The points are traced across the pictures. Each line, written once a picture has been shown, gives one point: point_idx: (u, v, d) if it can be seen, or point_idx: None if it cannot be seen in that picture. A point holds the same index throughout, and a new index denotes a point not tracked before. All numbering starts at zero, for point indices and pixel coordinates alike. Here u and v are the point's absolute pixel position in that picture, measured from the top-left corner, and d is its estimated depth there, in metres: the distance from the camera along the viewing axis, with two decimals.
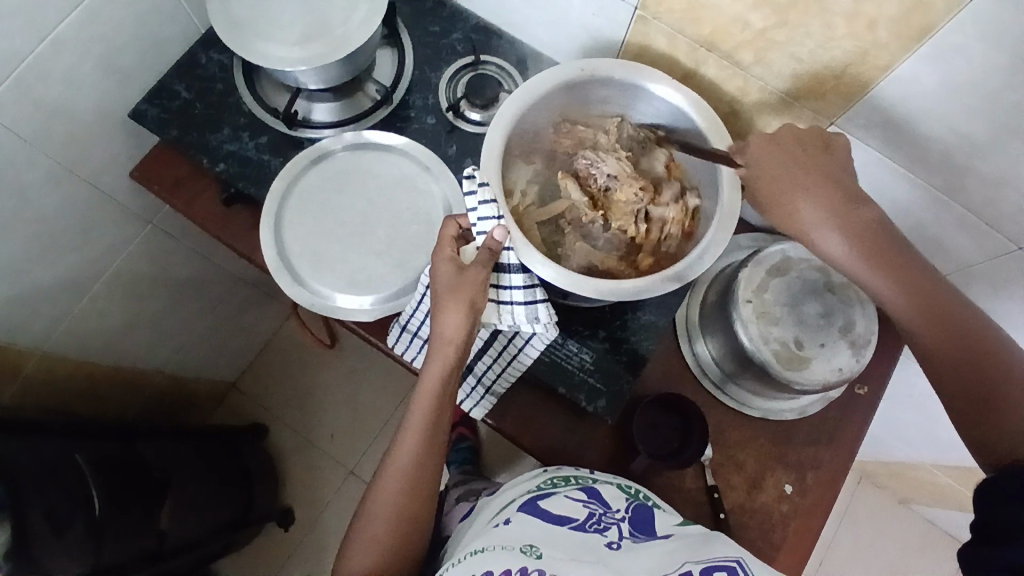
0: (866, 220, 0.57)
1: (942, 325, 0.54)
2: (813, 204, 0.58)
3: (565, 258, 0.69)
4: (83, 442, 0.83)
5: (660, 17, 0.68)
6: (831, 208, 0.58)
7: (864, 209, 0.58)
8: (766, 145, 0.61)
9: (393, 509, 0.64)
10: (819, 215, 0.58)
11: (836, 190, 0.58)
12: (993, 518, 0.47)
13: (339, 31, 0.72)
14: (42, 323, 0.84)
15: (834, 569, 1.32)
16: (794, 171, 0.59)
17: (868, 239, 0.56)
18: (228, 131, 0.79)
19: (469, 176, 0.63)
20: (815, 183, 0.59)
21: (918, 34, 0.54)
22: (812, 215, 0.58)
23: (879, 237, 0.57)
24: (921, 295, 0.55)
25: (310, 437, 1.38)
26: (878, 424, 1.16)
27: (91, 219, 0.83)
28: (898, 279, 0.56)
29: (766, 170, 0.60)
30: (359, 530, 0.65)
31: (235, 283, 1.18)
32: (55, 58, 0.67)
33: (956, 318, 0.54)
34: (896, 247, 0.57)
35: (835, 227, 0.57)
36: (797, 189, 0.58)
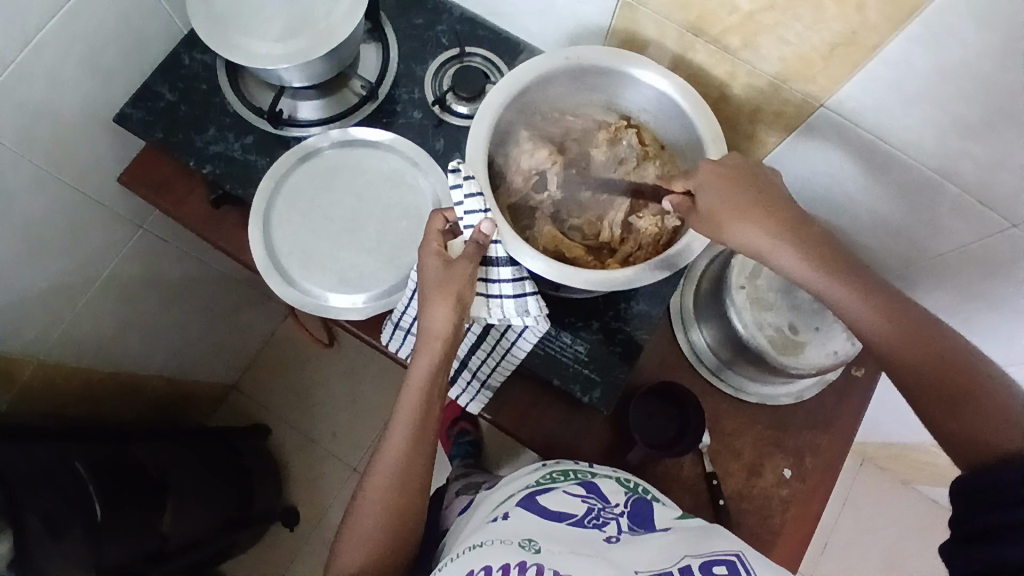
0: (819, 240, 0.56)
1: (900, 337, 0.52)
2: (756, 228, 0.57)
3: (534, 239, 0.71)
4: (81, 448, 0.83)
5: (645, 3, 0.67)
6: (775, 230, 0.56)
7: (814, 229, 0.56)
8: (714, 169, 0.60)
9: (383, 506, 0.64)
10: (767, 238, 0.56)
11: (780, 211, 0.57)
12: (976, 519, 0.44)
13: (322, 26, 0.71)
14: (35, 329, 0.84)
15: (837, 552, 1.32)
16: (742, 193, 0.58)
17: (820, 258, 0.55)
18: (214, 131, 0.79)
19: (456, 169, 0.62)
20: (756, 207, 0.57)
21: (906, 14, 0.53)
22: (755, 240, 0.57)
23: (835, 256, 0.55)
24: (883, 310, 0.53)
25: (311, 436, 1.39)
26: (876, 406, 1.16)
27: (79, 224, 0.82)
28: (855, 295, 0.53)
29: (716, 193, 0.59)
30: (349, 526, 0.65)
31: (229, 284, 1.17)
32: (37, 63, 0.67)
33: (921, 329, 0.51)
34: (855, 268, 0.54)
35: (783, 250, 0.56)
36: (739, 214, 0.57)
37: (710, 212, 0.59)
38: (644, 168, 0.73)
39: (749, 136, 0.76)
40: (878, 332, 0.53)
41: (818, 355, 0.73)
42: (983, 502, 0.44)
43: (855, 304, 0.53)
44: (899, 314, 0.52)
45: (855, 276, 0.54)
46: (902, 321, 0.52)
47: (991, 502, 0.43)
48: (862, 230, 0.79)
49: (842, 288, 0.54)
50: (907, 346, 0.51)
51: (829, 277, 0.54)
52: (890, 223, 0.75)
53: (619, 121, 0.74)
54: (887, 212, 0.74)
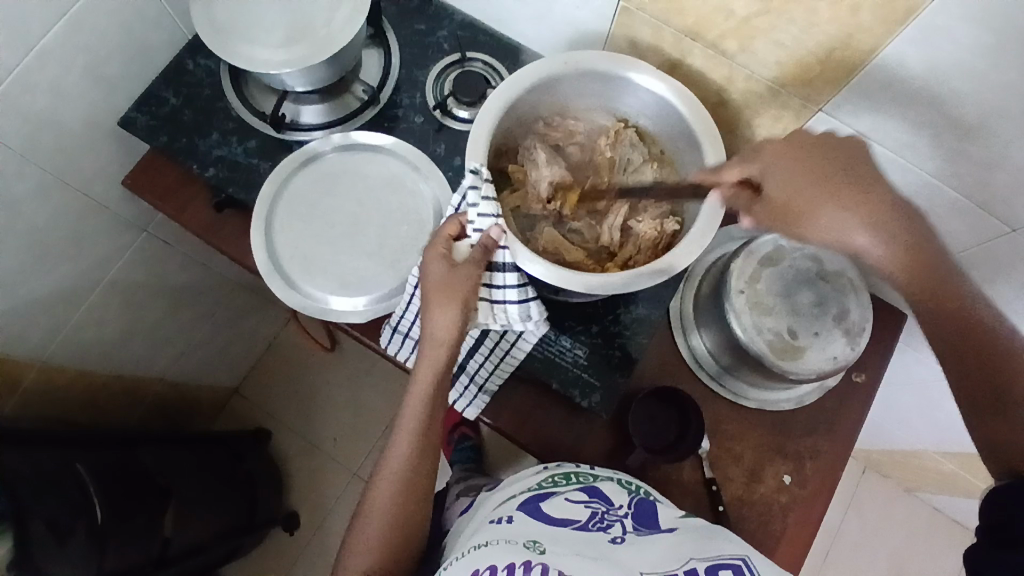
0: (906, 223, 0.50)
1: (960, 338, 0.51)
2: (846, 218, 0.51)
3: (532, 241, 0.72)
4: (85, 451, 0.84)
5: (643, 8, 0.67)
6: (873, 219, 0.51)
7: (907, 216, 0.51)
8: (783, 151, 0.55)
9: (386, 513, 0.64)
10: (854, 228, 0.51)
11: (869, 194, 0.51)
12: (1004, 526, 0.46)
13: (323, 31, 0.72)
14: (40, 332, 0.84)
15: (841, 559, 1.31)
16: (820, 178, 0.53)
17: (909, 252, 0.50)
18: (217, 136, 0.79)
19: (475, 171, 0.63)
20: (848, 191, 0.52)
21: (902, 16, 0.53)
22: (842, 230, 0.51)
23: (912, 244, 0.50)
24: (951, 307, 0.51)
25: (312, 440, 1.39)
26: (879, 412, 1.15)
27: (84, 228, 0.83)
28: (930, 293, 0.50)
29: (793, 178, 0.54)
30: (357, 531, 0.65)
31: (232, 288, 1.18)
32: (41, 70, 0.67)
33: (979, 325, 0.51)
34: (936, 258, 0.50)
35: (871, 239, 0.51)
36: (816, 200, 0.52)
37: (786, 201, 0.54)
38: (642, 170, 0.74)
39: (748, 141, 0.76)
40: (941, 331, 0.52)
41: (818, 359, 0.73)
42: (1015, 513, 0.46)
43: (926, 298, 0.51)
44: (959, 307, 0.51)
45: (930, 264, 0.50)
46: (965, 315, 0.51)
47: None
48: None
49: (917, 287, 0.50)
50: (967, 346, 0.51)
51: (911, 276, 0.50)
52: None
53: (616, 124, 0.74)
54: None
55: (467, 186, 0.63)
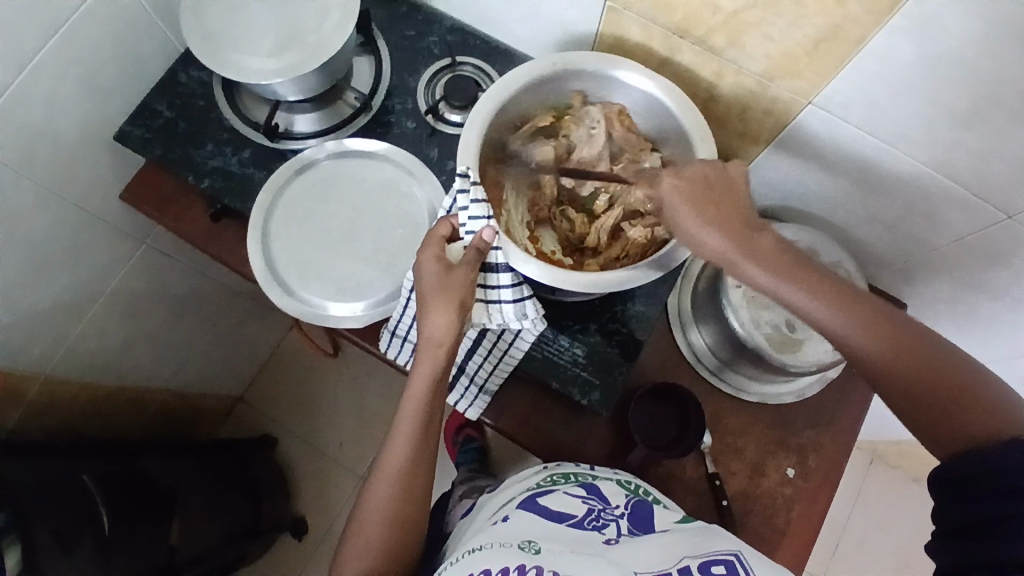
0: (771, 242, 0.53)
1: (866, 326, 0.50)
2: (716, 237, 0.54)
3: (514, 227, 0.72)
4: (88, 462, 0.83)
5: (630, 6, 0.67)
6: (735, 236, 0.54)
7: (763, 234, 0.54)
8: (675, 179, 0.57)
9: (387, 513, 0.64)
10: (724, 246, 0.54)
11: (730, 216, 0.54)
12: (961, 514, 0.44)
13: (313, 39, 0.73)
14: (42, 346, 0.85)
15: (849, 553, 1.31)
16: (700, 197, 0.55)
17: (784, 261, 0.52)
18: (211, 146, 0.80)
19: (463, 174, 0.63)
20: (708, 215, 0.54)
21: (888, 6, 0.53)
22: (717, 250, 0.54)
23: (783, 255, 0.52)
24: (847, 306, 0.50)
25: (318, 446, 1.39)
26: (884, 403, 1.15)
27: (83, 242, 0.84)
28: (817, 300, 0.51)
29: (676, 199, 0.56)
30: (353, 535, 0.65)
31: (233, 297, 1.18)
32: (35, 85, 0.68)
33: (884, 316, 0.50)
34: (811, 265, 0.52)
35: (739, 253, 0.53)
36: (698, 215, 0.54)
37: (675, 214, 0.56)
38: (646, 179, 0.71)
39: (740, 136, 0.76)
40: (846, 338, 0.51)
41: (816, 352, 0.73)
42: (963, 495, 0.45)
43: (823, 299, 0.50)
44: (859, 305, 0.50)
45: (805, 270, 0.52)
46: (867, 313, 0.50)
47: (980, 493, 0.44)
48: (857, 225, 0.79)
49: (800, 289, 0.51)
50: (881, 345, 0.49)
51: (793, 273, 0.51)
52: (883, 217, 0.75)
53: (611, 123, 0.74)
54: (878, 206, 0.74)
55: (457, 189, 0.64)
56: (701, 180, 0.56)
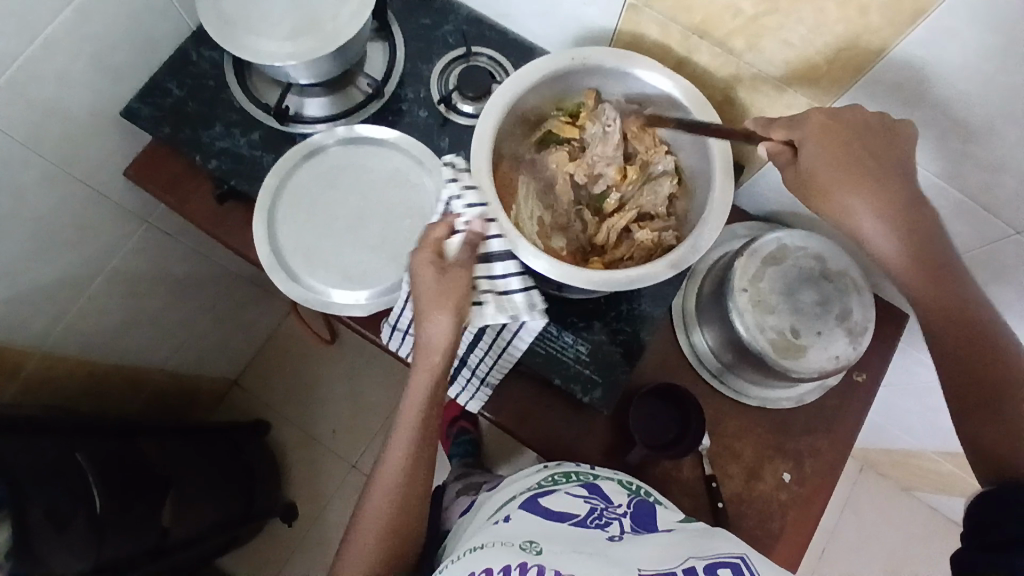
0: (917, 215, 0.56)
1: (952, 326, 0.54)
2: (864, 199, 0.57)
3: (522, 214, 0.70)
4: (84, 439, 0.83)
5: (650, 5, 0.67)
6: (884, 205, 0.57)
7: (919, 212, 0.56)
8: (825, 127, 0.59)
9: (385, 516, 0.65)
10: (867, 209, 0.57)
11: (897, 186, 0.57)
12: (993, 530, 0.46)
13: (328, 25, 0.72)
14: (41, 322, 0.84)
15: (836, 558, 1.32)
16: (846, 160, 0.57)
17: (913, 241, 0.56)
18: (221, 128, 0.79)
19: (448, 169, 0.68)
20: (866, 174, 0.57)
21: (911, 18, 0.53)
22: (852, 212, 0.57)
23: (913, 234, 0.56)
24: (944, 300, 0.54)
25: (312, 433, 1.39)
26: (878, 412, 1.16)
27: (87, 219, 0.83)
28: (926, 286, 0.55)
29: (824, 154, 0.58)
30: (354, 533, 0.65)
31: (233, 280, 1.18)
32: (44, 59, 0.67)
33: (979, 323, 0.54)
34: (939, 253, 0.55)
35: (875, 220, 0.57)
36: (838, 178, 0.57)
37: (810, 169, 0.58)
38: (660, 181, 0.72)
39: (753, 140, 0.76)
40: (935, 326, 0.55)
41: (820, 358, 0.73)
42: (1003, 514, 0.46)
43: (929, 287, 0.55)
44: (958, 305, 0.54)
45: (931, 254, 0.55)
46: (966, 313, 0.54)
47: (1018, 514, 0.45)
48: None
49: (911, 271, 0.55)
50: (960, 347, 0.53)
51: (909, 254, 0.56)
52: None
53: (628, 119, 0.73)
54: None
55: (449, 184, 0.67)
56: (855, 135, 0.58)
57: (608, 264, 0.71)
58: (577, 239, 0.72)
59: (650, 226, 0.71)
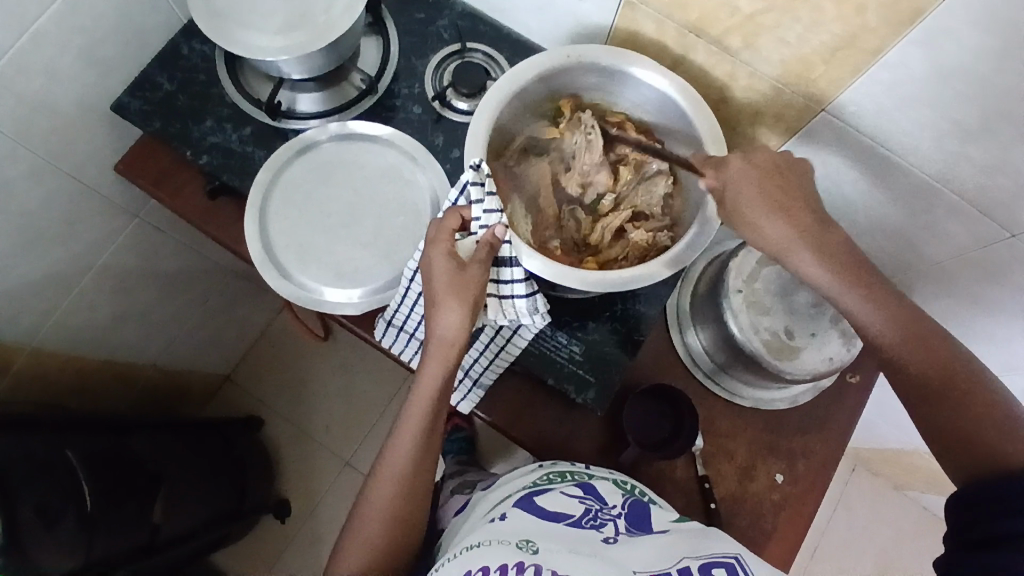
0: (825, 232, 0.56)
1: (905, 342, 0.53)
2: (780, 225, 0.56)
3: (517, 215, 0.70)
4: (75, 436, 0.82)
5: (646, 2, 0.66)
6: (800, 228, 0.56)
7: (838, 237, 0.56)
8: (741, 163, 0.58)
9: (387, 512, 0.64)
10: (788, 234, 0.56)
11: (804, 206, 0.57)
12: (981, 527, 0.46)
13: (322, 19, 0.71)
14: (30, 318, 0.83)
15: (828, 556, 1.32)
16: (771, 187, 0.57)
17: (841, 264, 0.55)
18: (212, 122, 0.78)
19: (475, 166, 0.62)
20: (775, 199, 0.56)
21: (909, 18, 0.53)
22: (780, 239, 0.56)
23: (840, 257, 0.55)
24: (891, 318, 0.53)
25: (305, 430, 1.38)
26: (871, 411, 1.16)
27: (76, 214, 0.82)
28: (870, 307, 0.54)
29: (747, 185, 0.58)
30: (354, 529, 0.65)
31: (225, 275, 1.17)
32: (32, 52, 0.66)
33: (927, 337, 0.53)
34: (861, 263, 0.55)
35: (807, 253, 0.55)
36: (765, 206, 0.56)
37: (738, 202, 0.58)
38: (654, 181, 0.71)
39: (748, 139, 0.76)
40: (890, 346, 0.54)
41: (814, 359, 0.73)
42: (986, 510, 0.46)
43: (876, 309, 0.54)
44: (908, 321, 0.53)
45: (855, 268, 0.55)
46: (901, 319, 0.53)
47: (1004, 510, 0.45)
48: (859, 235, 0.79)
49: (852, 293, 0.54)
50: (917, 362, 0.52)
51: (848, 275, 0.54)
52: (887, 229, 0.75)
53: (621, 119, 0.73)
54: (883, 217, 0.74)
55: (470, 182, 0.61)
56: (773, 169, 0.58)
57: (602, 264, 0.71)
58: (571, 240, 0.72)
59: (644, 226, 0.71)
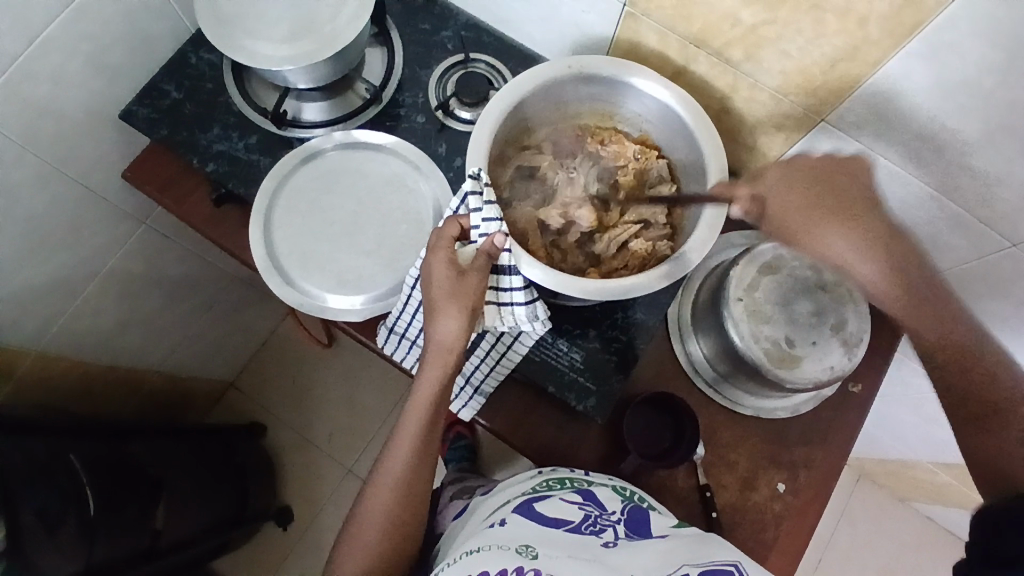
0: (886, 240, 0.53)
1: (954, 362, 0.52)
2: (841, 237, 0.54)
3: (519, 227, 0.71)
4: (77, 441, 0.83)
5: (649, 14, 0.67)
6: (864, 240, 0.53)
7: (908, 244, 0.53)
8: (791, 175, 0.57)
9: (385, 518, 0.64)
10: (850, 248, 0.54)
11: (863, 217, 0.54)
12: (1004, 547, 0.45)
13: (327, 29, 0.72)
14: (36, 322, 0.84)
15: (831, 568, 1.31)
16: (829, 198, 0.55)
17: (903, 276, 0.52)
18: (218, 130, 0.79)
19: (474, 176, 0.63)
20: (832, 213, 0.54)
21: (908, 30, 0.53)
22: (840, 250, 0.54)
23: (906, 269, 0.53)
24: (943, 336, 0.52)
25: (307, 437, 1.39)
26: (874, 422, 1.16)
27: (83, 219, 0.83)
28: (923, 323, 0.52)
29: (799, 198, 0.55)
30: (352, 534, 0.65)
31: (231, 282, 1.18)
32: (42, 60, 0.67)
33: (978, 357, 0.52)
34: (918, 276, 0.53)
35: (868, 265, 0.53)
36: (820, 220, 0.54)
37: (788, 215, 0.56)
38: (659, 191, 0.72)
39: (750, 149, 0.76)
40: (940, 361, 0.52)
41: (815, 368, 0.73)
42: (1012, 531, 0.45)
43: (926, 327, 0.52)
44: (960, 339, 0.52)
45: (911, 284, 0.53)
46: (953, 337, 0.52)
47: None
48: None
49: (907, 307, 0.53)
50: (964, 383, 0.52)
51: (906, 289, 0.52)
52: None
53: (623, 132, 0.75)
54: None
55: (469, 191, 0.63)
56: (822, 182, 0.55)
57: (604, 274, 0.71)
58: (574, 251, 0.72)
59: (644, 236, 0.71)
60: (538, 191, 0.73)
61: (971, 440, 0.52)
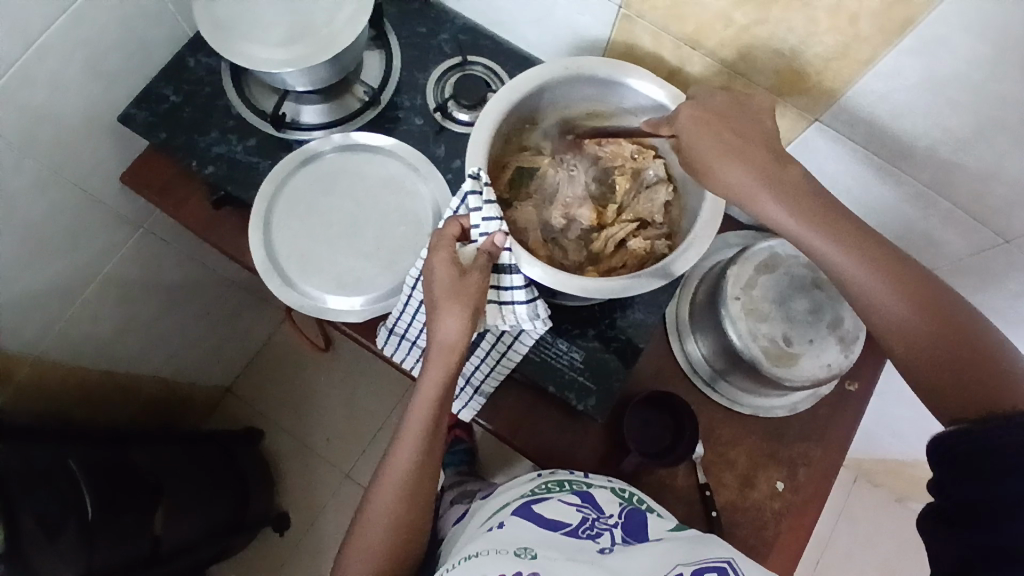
0: (832, 216, 0.56)
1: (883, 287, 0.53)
2: (741, 171, 0.58)
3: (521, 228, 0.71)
4: (77, 448, 0.83)
5: (644, 15, 0.68)
6: (761, 172, 0.58)
7: (798, 175, 0.58)
8: (694, 110, 0.62)
9: (389, 518, 0.64)
10: (746, 179, 0.58)
11: (810, 196, 0.57)
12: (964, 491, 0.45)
13: (324, 32, 0.72)
14: (34, 327, 0.84)
15: (831, 569, 1.32)
16: (726, 133, 0.60)
17: (808, 205, 0.56)
18: (216, 133, 0.79)
19: (475, 175, 0.63)
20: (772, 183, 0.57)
21: (899, 28, 0.54)
22: (742, 184, 0.58)
23: (808, 200, 0.57)
24: (869, 262, 0.54)
25: (305, 442, 1.38)
26: (872, 422, 1.16)
27: (81, 223, 0.83)
28: (847, 251, 0.54)
29: (704, 137, 0.60)
30: (357, 534, 0.65)
31: (227, 286, 1.17)
32: (40, 64, 0.67)
33: (904, 276, 0.53)
34: (877, 252, 0.54)
35: (772, 198, 0.57)
36: (722, 155, 0.59)
37: (698, 152, 0.61)
38: (656, 189, 0.73)
39: None
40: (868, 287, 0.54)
41: (812, 366, 0.73)
42: (969, 469, 0.45)
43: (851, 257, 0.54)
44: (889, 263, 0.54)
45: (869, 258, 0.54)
46: (878, 264, 0.54)
47: (987, 469, 0.44)
48: None
49: (822, 236, 0.55)
50: (898, 305, 0.53)
51: (816, 217, 0.56)
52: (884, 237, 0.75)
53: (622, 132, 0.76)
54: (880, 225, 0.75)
55: (469, 191, 0.63)
56: (726, 116, 0.61)
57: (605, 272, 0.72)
58: (575, 250, 0.73)
59: (644, 235, 0.73)
60: (539, 191, 0.74)
61: (914, 360, 0.52)
